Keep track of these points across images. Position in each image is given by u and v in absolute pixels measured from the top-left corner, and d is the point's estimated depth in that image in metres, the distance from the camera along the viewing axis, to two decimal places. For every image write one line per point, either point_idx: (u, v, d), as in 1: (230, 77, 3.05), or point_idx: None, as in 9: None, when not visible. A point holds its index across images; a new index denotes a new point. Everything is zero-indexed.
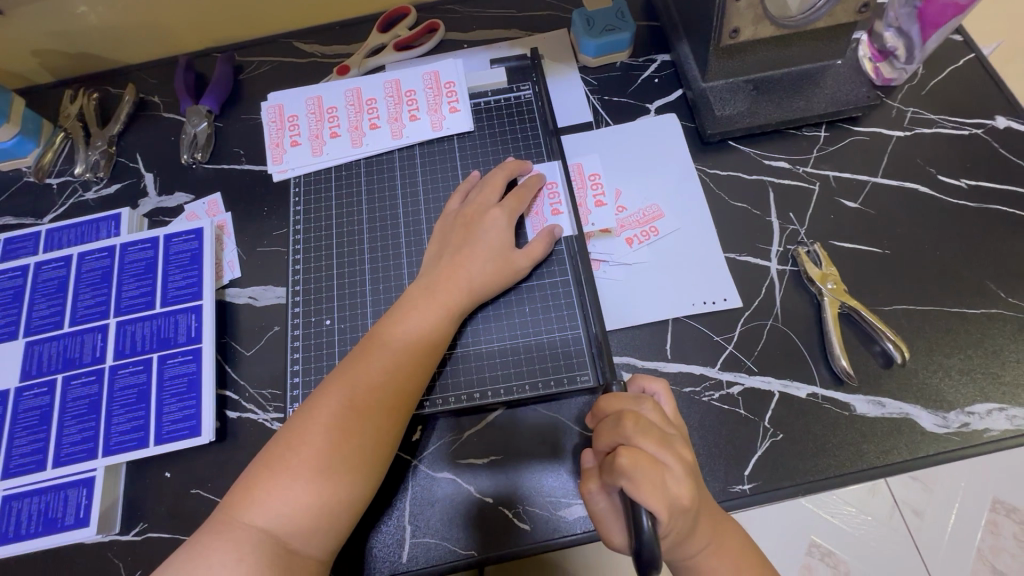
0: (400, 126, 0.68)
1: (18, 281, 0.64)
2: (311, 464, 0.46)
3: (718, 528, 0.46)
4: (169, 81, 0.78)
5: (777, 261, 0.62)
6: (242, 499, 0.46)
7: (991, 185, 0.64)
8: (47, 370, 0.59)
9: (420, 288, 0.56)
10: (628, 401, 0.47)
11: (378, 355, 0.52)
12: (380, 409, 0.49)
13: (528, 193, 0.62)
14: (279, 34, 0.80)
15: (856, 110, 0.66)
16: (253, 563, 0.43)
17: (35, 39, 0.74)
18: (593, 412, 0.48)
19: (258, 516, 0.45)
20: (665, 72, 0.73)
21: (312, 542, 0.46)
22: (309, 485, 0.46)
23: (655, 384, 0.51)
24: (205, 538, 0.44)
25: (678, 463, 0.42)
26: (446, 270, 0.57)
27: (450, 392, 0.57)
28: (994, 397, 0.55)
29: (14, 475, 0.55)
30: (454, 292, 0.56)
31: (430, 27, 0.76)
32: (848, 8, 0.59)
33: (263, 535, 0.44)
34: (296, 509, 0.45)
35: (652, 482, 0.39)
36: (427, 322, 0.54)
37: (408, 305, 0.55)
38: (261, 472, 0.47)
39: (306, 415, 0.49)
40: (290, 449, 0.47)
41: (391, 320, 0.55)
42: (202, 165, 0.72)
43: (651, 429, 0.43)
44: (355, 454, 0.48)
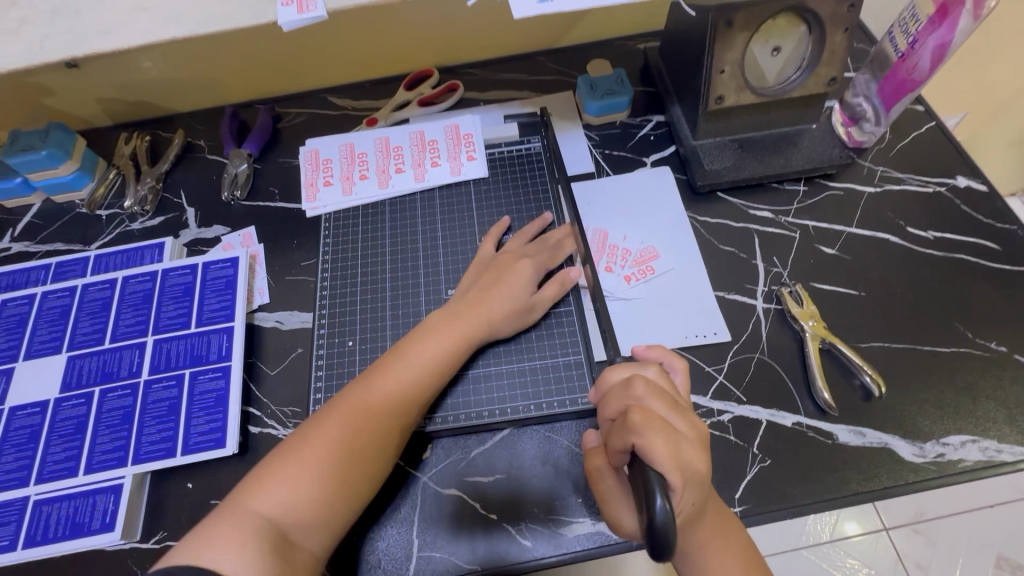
0: (422, 171, 0.76)
1: (65, 300, 0.70)
2: (324, 460, 0.50)
3: (719, 519, 0.48)
4: (214, 127, 0.87)
5: (762, 300, 0.67)
6: (251, 487, 0.49)
7: (955, 237, 0.70)
8: (86, 382, 0.64)
9: (444, 313, 0.62)
10: (633, 367, 0.50)
11: (395, 368, 0.57)
12: (392, 414, 0.54)
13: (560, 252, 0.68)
14: (316, 89, 0.90)
15: (831, 167, 0.74)
16: (254, 549, 0.45)
17: (101, 88, 0.84)
18: (598, 385, 0.51)
19: (265, 505, 0.48)
20: (660, 131, 0.81)
21: (312, 535, 0.49)
22: (318, 476, 0.50)
23: (677, 361, 0.54)
24: (211, 524, 0.47)
25: (689, 429, 0.44)
26: (471, 301, 0.62)
27: (454, 411, 0.61)
28: (967, 429, 0.59)
29: (47, 480, 0.59)
30: (473, 323, 0.61)
31: (451, 87, 0.86)
32: (819, 80, 0.68)
33: (266, 522, 0.47)
34: (302, 500, 0.49)
35: (665, 442, 0.41)
36: (446, 344, 0.59)
37: (427, 330, 0.60)
38: (274, 462, 0.50)
39: (325, 413, 0.54)
40: (306, 442, 0.51)
41: (415, 341, 0.59)
42: (240, 201, 0.79)
43: (660, 394, 0.46)
44: (364, 454, 0.52)
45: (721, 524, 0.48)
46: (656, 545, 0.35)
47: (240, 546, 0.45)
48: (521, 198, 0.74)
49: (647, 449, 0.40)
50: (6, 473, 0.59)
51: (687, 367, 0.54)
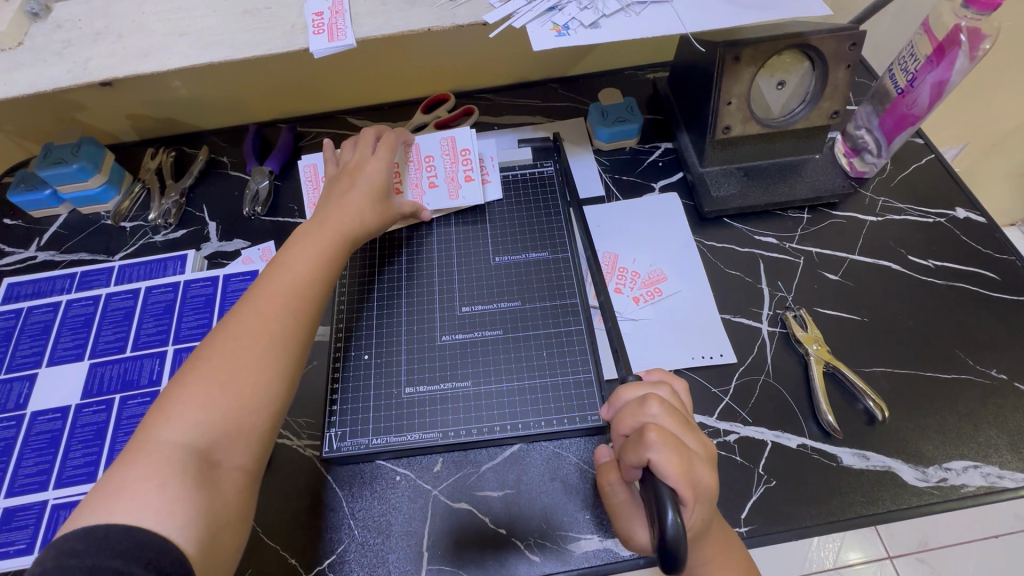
0: (420, 193, 0.76)
1: (89, 308, 0.72)
2: (226, 376, 0.49)
3: (722, 536, 0.49)
4: (237, 145, 0.91)
5: (768, 323, 0.69)
6: (155, 419, 0.46)
7: (955, 266, 0.72)
8: (106, 390, 0.65)
9: (312, 222, 0.62)
10: (646, 386, 0.52)
11: (282, 279, 0.55)
12: (286, 321, 0.53)
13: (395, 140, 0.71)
14: (337, 111, 0.93)
15: (834, 196, 0.76)
16: (177, 478, 0.43)
17: (131, 106, 0.87)
18: (611, 402, 0.52)
19: (169, 432, 0.45)
20: (668, 157, 0.84)
21: (232, 450, 0.47)
22: (223, 392, 0.48)
23: (677, 381, 0.56)
24: (119, 466, 0.43)
25: (700, 447, 0.46)
26: (332, 209, 0.63)
27: (447, 427, 0.62)
28: (969, 455, 0.60)
29: (65, 484, 0.60)
30: (344, 216, 0.63)
31: (467, 111, 0.89)
32: (822, 113, 0.71)
33: (179, 447, 0.45)
34: (213, 417, 0.47)
35: (678, 460, 0.42)
36: (320, 245, 0.59)
37: (301, 237, 0.60)
38: (171, 392, 0.48)
39: (227, 329, 0.51)
40: (196, 363, 0.49)
41: (288, 249, 0.59)
42: (261, 217, 0.82)
43: (673, 412, 0.48)
44: (265, 364, 0.50)
45: (723, 542, 0.49)
46: (669, 559, 0.36)
47: (160, 479, 0.42)
48: (451, 159, 0.77)
49: (660, 465, 0.42)
50: (26, 477, 0.61)
51: (687, 384, 0.57)
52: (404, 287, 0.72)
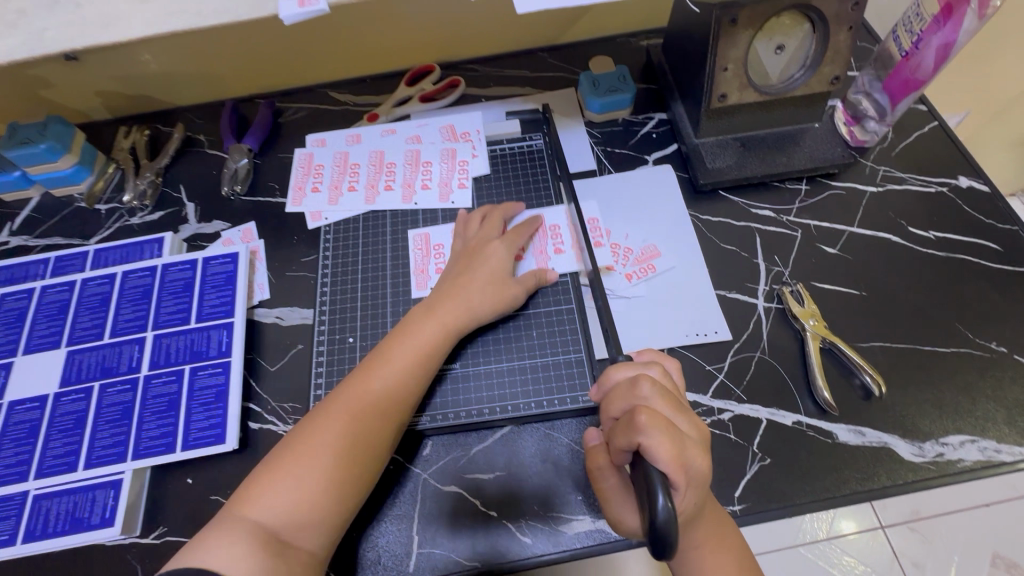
0: (411, 193, 0.75)
1: (64, 294, 0.69)
2: (311, 469, 0.50)
3: (714, 518, 0.48)
4: (214, 122, 0.87)
5: (763, 299, 0.67)
6: (248, 493, 0.50)
7: (956, 237, 0.70)
8: (85, 378, 0.64)
9: (422, 310, 0.62)
10: (637, 367, 0.50)
11: (375, 376, 0.56)
12: (372, 420, 0.54)
13: (525, 231, 0.68)
14: (318, 85, 0.89)
15: (833, 166, 0.74)
16: (253, 549, 0.45)
17: (100, 81, 0.83)
18: (601, 384, 0.51)
19: (258, 511, 0.48)
20: (662, 128, 0.81)
21: (306, 535, 0.49)
22: (306, 483, 0.50)
23: (669, 362, 0.54)
24: (213, 527, 0.47)
25: (691, 429, 0.45)
26: (447, 293, 0.62)
27: (449, 409, 0.61)
28: (966, 429, 0.59)
29: (46, 475, 0.59)
30: (452, 315, 0.61)
31: (452, 83, 0.85)
32: (822, 79, 0.68)
33: (263, 526, 0.47)
34: (296, 504, 0.49)
35: (671, 443, 0.41)
36: (426, 337, 0.59)
37: (412, 324, 0.61)
38: (265, 471, 0.51)
39: (314, 422, 0.53)
40: (295, 450, 0.51)
41: (394, 340, 0.59)
42: (240, 197, 0.79)
43: (666, 393, 0.46)
44: (350, 460, 0.52)
45: (714, 525, 0.48)
46: (659, 542, 0.35)
47: (238, 541, 0.46)
48: (448, 167, 0.76)
49: (652, 448, 0.40)
50: (6, 468, 0.59)
51: (679, 364, 0.55)
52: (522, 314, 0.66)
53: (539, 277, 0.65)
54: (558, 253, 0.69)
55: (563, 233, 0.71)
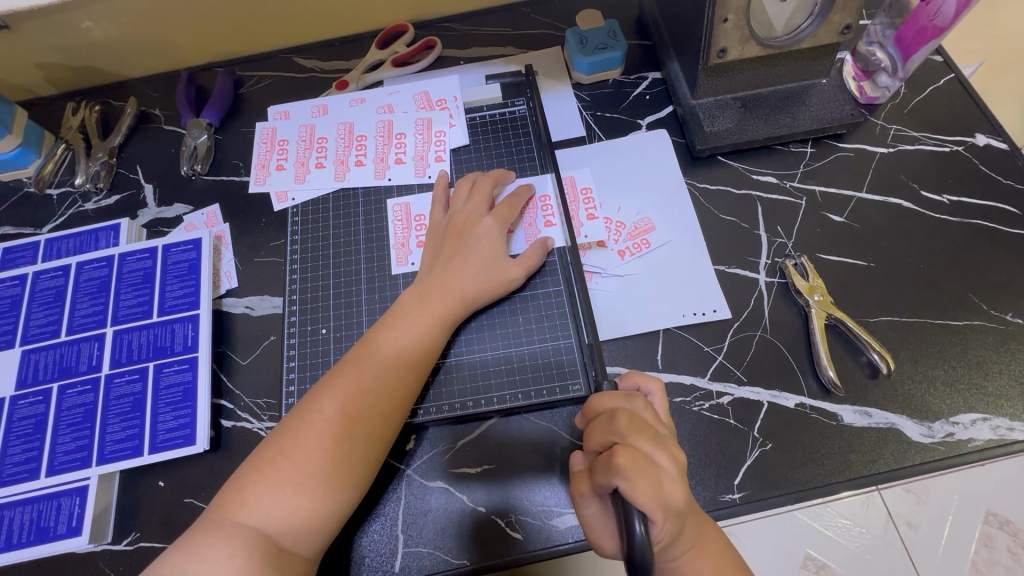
0: (385, 167, 0.69)
1: (16, 289, 0.64)
2: (304, 472, 0.47)
3: (717, 548, 0.47)
4: (169, 95, 0.80)
5: (765, 274, 0.63)
6: (234, 499, 0.46)
7: (971, 200, 0.65)
8: (42, 379, 0.59)
9: (414, 295, 0.57)
10: (619, 399, 0.48)
11: (368, 368, 0.52)
12: (369, 415, 0.50)
13: (519, 202, 0.63)
14: (281, 50, 0.82)
15: (842, 126, 0.68)
16: (244, 559, 0.43)
17: (39, 52, 0.75)
18: (584, 413, 0.50)
19: (250, 515, 0.45)
20: (656, 89, 0.75)
21: (301, 540, 0.46)
22: (299, 487, 0.46)
23: (651, 382, 0.52)
24: (197, 534, 0.45)
25: (670, 464, 0.44)
26: (441, 276, 0.58)
27: (443, 402, 0.58)
28: (978, 408, 0.56)
29: (7, 483, 0.55)
30: (447, 297, 0.57)
31: (428, 44, 0.78)
32: (831, 29, 0.61)
33: (255, 532, 0.45)
34: (289, 511, 0.46)
35: (647, 483, 0.41)
36: (421, 324, 0.55)
37: (403, 310, 0.56)
38: (252, 474, 0.47)
39: (300, 420, 0.49)
40: (282, 453, 0.48)
41: (384, 329, 0.55)
42: (202, 176, 0.73)
43: (645, 427, 0.45)
44: (348, 459, 0.48)
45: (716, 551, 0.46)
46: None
47: (228, 552, 0.44)
48: (424, 139, 0.70)
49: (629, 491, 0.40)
50: None
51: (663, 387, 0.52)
52: (522, 292, 0.62)
53: (543, 248, 0.61)
54: (549, 225, 0.64)
55: (554, 203, 0.65)
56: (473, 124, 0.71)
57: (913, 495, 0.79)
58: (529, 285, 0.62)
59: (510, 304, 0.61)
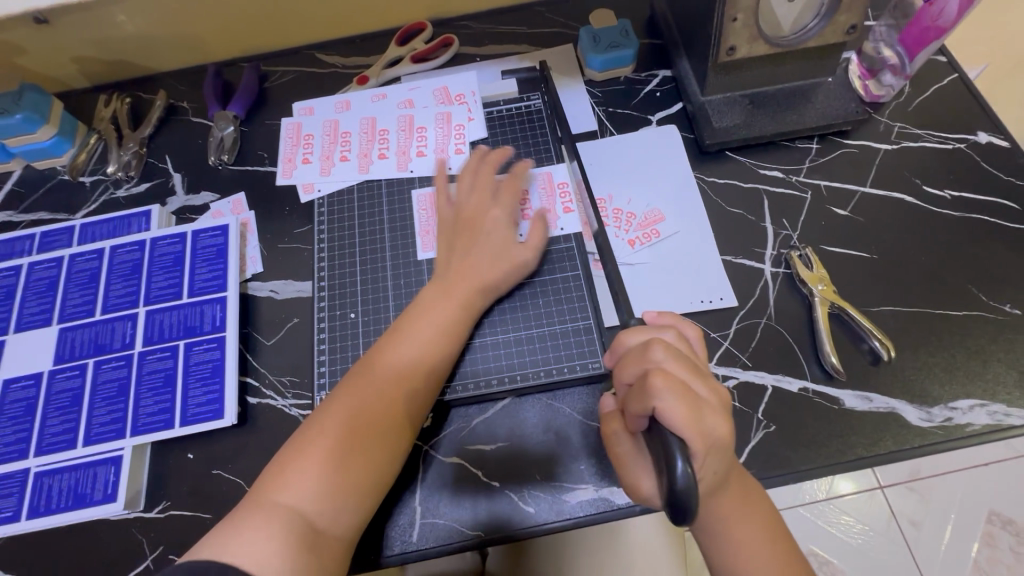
0: (407, 160, 0.72)
1: (52, 271, 0.67)
2: (338, 453, 0.50)
3: (741, 491, 0.48)
4: (197, 88, 0.83)
5: (770, 264, 0.65)
6: (271, 485, 0.48)
7: (973, 196, 0.67)
8: (78, 354, 0.63)
9: (436, 285, 0.60)
10: (650, 331, 0.49)
11: (394, 355, 0.55)
12: (397, 399, 0.53)
13: (521, 187, 0.66)
14: (303, 46, 0.85)
15: (846, 123, 0.70)
16: (285, 539, 0.45)
17: (75, 46, 0.79)
18: (614, 349, 0.50)
19: (289, 497, 0.47)
20: (667, 86, 0.77)
21: (338, 522, 0.48)
22: (335, 470, 0.49)
23: (688, 329, 0.52)
24: (238, 517, 0.47)
25: (711, 396, 0.43)
26: (458, 268, 0.61)
27: (467, 380, 0.60)
28: (976, 394, 0.58)
29: (45, 452, 0.58)
30: (467, 285, 0.59)
31: (445, 41, 0.81)
32: (837, 29, 0.63)
33: (295, 514, 0.47)
34: (326, 492, 0.48)
35: (688, 408, 0.40)
36: (443, 314, 0.58)
37: (424, 301, 0.59)
38: (291, 455, 0.50)
39: (333, 407, 0.52)
40: (317, 436, 0.51)
41: (409, 317, 0.58)
42: (228, 166, 0.76)
43: (680, 359, 0.44)
44: (380, 442, 0.51)
45: (740, 491, 0.47)
46: (678, 508, 0.35)
47: (269, 532, 0.45)
48: (444, 132, 0.72)
49: (667, 415, 0.39)
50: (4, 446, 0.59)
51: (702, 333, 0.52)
52: (539, 277, 0.64)
53: (543, 231, 0.64)
54: (567, 212, 0.67)
55: (571, 190, 0.68)
56: (490, 118, 0.74)
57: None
58: (543, 271, 0.64)
59: (527, 291, 0.64)
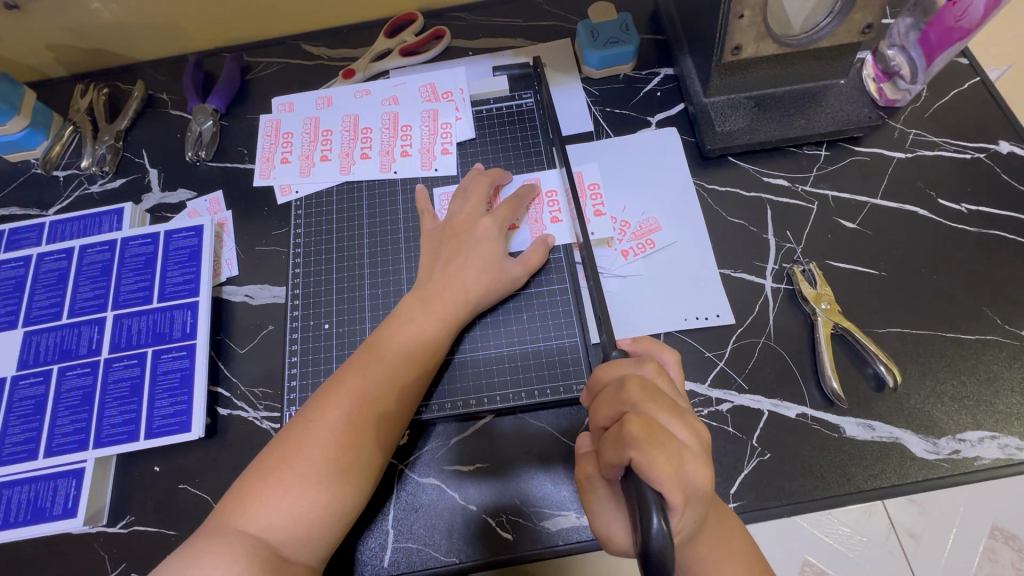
0: (391, 160, 0.68)
1: (20, 270, 0.65)
2: (305, 479, 0.47)
3: (720, 528, 0.45)
4: (177, 79, 0.80)
5: (772, 279, 0.62)
6: (235, 507, 0.46)
7: (991, 210, 0.63)
8: (43, 360, 0.60)
9: (417, 299, 0.57)
10: (628, 365, 0.45)
11: (368, 375, 0.52)
12: (371, 421, 0.50)
13: (520, 204, 0.62)
14: (288, 37, 0.81)
15: (858, 129, 0.66)
16: (245, 567, 0.43)
17: (50, 34, 0.76)
18: (590, 386, 0.46)
19: (252, 523, 0.45)
20: (668, 86, 0.73)
21: (305, 550, 0.46)
22: (302, 495, 0.46)
23: (666, 353, 0.49)
24: (198, 542, 0.44)
25: (688, 437, 0.41)
26: (442, 279, 0.57)
27: (447, 399, 0.57)
28: (987, 425, 0.54)
29: (6, 462, 0.56)
30: (449, 300, 0.56)
31: (436, 34, 0.77)
32: (851, 28, 0.59)
33: (257, 541, 0.44)
34: (291, 518, 0.46)
35: (664, 457, 0.38)
36: (423, 329, 0.55)
37: (405, 315, 0.56)
38: (254, 481, 0.47)
39: (302, 426, 0.49)
40: (283, 461, 0.47)
41: (387, 332, 0.55)
42: (206, 162, 0.73)
43: (659, 399, 0.42)
44: (352, 466, 0.48)
45: (718, 529, 0.45)
46: (655, 573, 0.33)
47: (230, 557, 0.43)
48: (430, 131, 0.69)
49: (645, 467, 0.37)
50: None
51: (678, 359, 0.50)
52: (527, 290, 0.61)
53: (545, 247, 0.60)
54: (556, 221, 0.63)
55: (561, 198, 0.64)
56: (480, 117, 0.70)
57: (918, 506, 0.75)
58: (533, 283, 0.61)
59: (516, 303, 0.61)
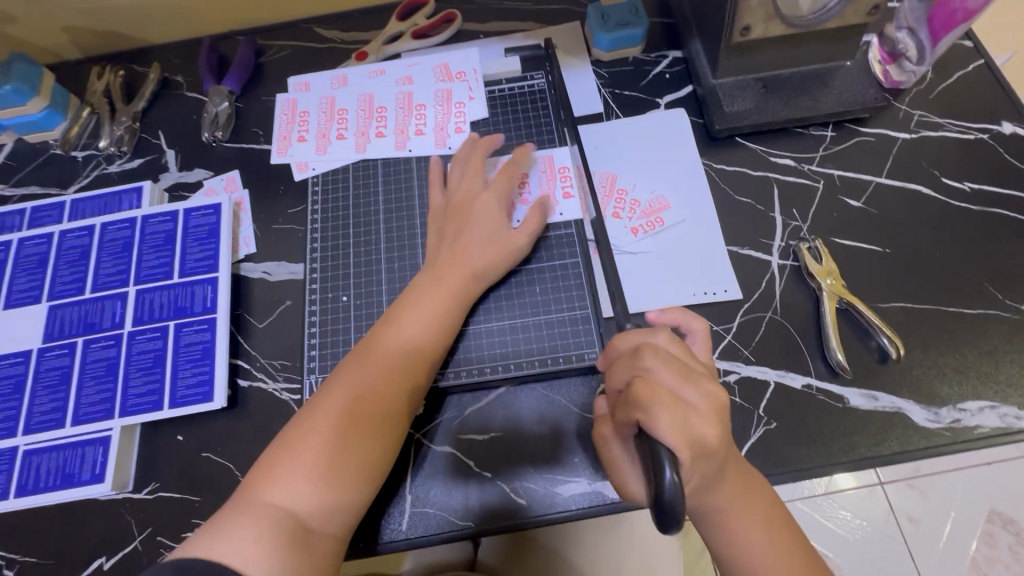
0: (405, 139, 0.69)
1: (42, 247, 0.66)
2: (327, 447, 0.48)
3: (741, 480, 0.46)
4: (192, 61, 0.81)
5: (778, 256, 0.63)
6: (263, 479, 0.47)
7: (992, 189, 0.64)
8: (67, 333, 0.62)
9: (426, 275, 0.58)
10: (643, 334, 0.47)
11: (383, 347, 0.54)
12: (387, 390, 0.52)
13: (516, 170, 0.64)
14: (301, 20, 0.82)
15: (864, 110, 0.67)
16: (273, 539, 0.44)
17: (68, 17, 0.77)
18: (607, 352, 0.49)
19: (279, 496, 0.46)
20: (677, 68, 0.74)
21: (331, 520, 0.47)
22: (326, 462, 0.48)
23: (694, 323, 0.51)
24: (226, 516, 0.45)
25: (701, 400, 0.42)
26: (449, 255, 0.59)
27: (463, 367, 0.59)
28: (986, 395, 0.56)
29: (35, 430, 0.58)
30: (457, 274, 0.58)
31: (448, 17, 0.78)
32: (858, 9, 0.60)
33: (284, 514, 0.46)
34: (316, 489, 0.47)
35: (676, 417, 0.40)
36: (433, 303, 0.56)
37: (415, 290, 0.57)
38: (279, 454, 0.48)
39: (321, 399, 0.51)
40: (306, 431, 0.49)
41: (398, 307, 0.56)
42: (222, 143, 0.74)
43: (671, 363, 0.43)
44: (370, 432, 0.50)
45: (743, 480, 0.46)
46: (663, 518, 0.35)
47: (259, 534, 0.44)
48: (443, 110, 0.70)
49: (653, 425, 0.39)
50: None
51: (707, 328, 0.52)
52: (534, 264, 0.63)
53: (541, 216, 0.62)
54: (567, 197, 0.65)
55: (572, 175, 0.66)
56: (492, 96, 0.72)
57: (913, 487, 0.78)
58: (539, 258, 0.63)
59: (522, 278, 0.62)
